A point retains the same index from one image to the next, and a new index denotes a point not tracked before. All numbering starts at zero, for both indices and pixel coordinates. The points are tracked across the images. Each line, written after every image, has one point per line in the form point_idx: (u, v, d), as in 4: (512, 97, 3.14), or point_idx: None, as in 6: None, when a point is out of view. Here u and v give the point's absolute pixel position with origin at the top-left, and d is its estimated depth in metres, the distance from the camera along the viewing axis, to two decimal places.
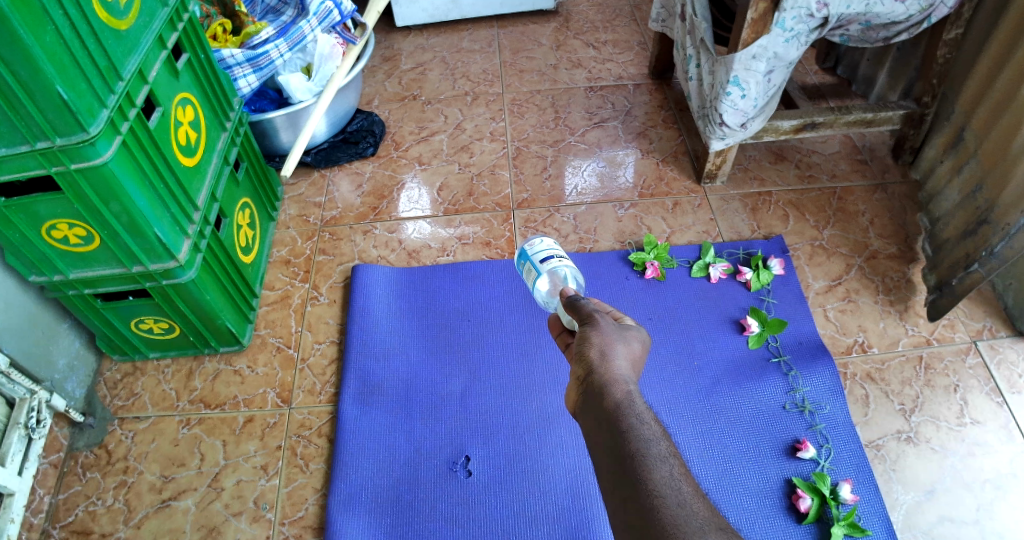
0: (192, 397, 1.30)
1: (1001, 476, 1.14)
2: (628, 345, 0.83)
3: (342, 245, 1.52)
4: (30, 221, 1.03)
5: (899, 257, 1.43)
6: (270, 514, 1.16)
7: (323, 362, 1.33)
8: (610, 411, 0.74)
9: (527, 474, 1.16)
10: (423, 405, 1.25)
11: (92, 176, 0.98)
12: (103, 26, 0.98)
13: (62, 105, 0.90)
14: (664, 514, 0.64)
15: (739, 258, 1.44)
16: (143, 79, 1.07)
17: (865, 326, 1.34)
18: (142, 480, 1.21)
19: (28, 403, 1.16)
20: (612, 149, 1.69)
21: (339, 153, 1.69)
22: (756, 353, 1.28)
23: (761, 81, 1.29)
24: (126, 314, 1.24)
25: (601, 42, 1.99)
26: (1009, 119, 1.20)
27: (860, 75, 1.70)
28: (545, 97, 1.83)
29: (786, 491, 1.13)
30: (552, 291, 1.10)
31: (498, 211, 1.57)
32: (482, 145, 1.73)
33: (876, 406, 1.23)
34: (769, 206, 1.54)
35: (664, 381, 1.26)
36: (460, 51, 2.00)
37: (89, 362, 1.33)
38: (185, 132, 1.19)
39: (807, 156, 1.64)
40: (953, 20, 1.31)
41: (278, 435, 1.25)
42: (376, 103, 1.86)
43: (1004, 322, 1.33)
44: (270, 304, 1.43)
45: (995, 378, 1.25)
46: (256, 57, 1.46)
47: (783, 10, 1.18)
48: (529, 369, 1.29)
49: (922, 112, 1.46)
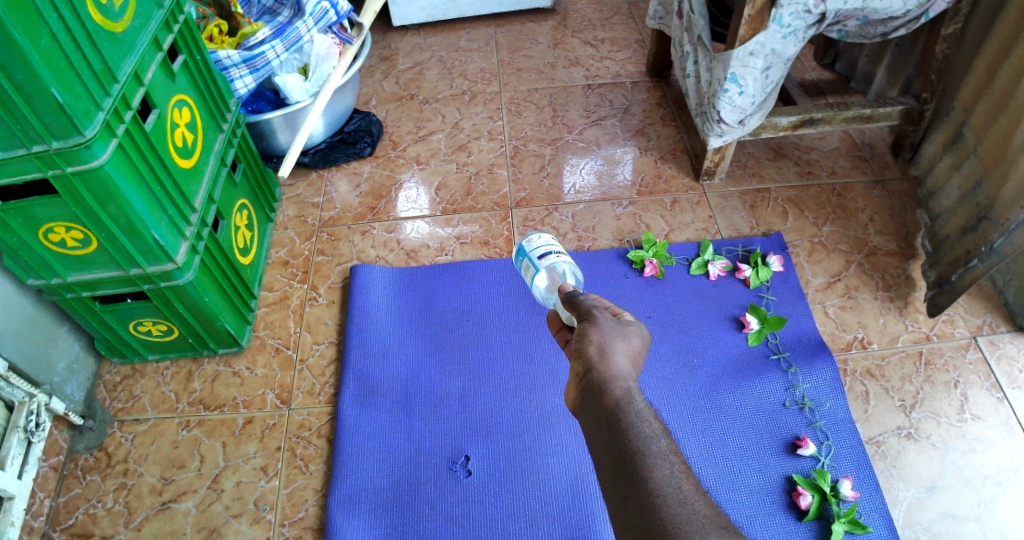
0: (192, 399, 1.30)
1: (1001, 472, 1.14)
2: (627, 342, 0.83)
3: (341, 246, 1.52)
4: (27, 224, 1.03)
5: (898, 253, 1.43)
6: (270, 516, 1.16)
7: (322, 363, 1.33)
8: (610, 409, 0.74)
9: (527, 474, 1.16)
10: (423, 405, 1.25)
11: (89, 179, 0.98)
12: (98, 28, 0.98)
13: (58, 108, 0.90)
14: (665, 513, 0.64)
15: (739, 255, 1.43)
16: (139, 81, 1.07)
17: (865, 322, 1.33)
18: (142, 482, 1.21)
19: (27, 406, 1.15)
20: (610, 147, 1.69)
21: (337, 153, 1.68)
22: (756, 350, 1.28)
23: (759, 78, 1.29)
24: (125, 316, 1.24)
25: (599, 40, 1.98)
26: (1008, 115, 1.20)
27: (859, 71, 1.69)
28: (543, 96, 1.83)
29: (786, 489, 1.12)
30: (551, 286, 1.11)
31: (496, 210, 1.56)
32: (480, 144, 1.72)
33: (876, 403, 1.23)
34: (768, 203, 1.54)
35: (664, 379, 1.25)
36: (458, 50, 2.00)
37: (88, 365, 1.33)
38: (181, 134, 1.19)
39: (806, 152, 1.64)
40: (952, 14, 1.31)
41: (278, 437, 1.24)
42: (374, 103, 1.86)
43: (1004, 317, 1.32)
44: (269, 305, 1.43)
45: (995, 374, 1.25)
46: (252, 57, 1.46)
47: (779, 7, 1.18)
48: (529, 368, 1.29)
49: (922, 108, 1.46)
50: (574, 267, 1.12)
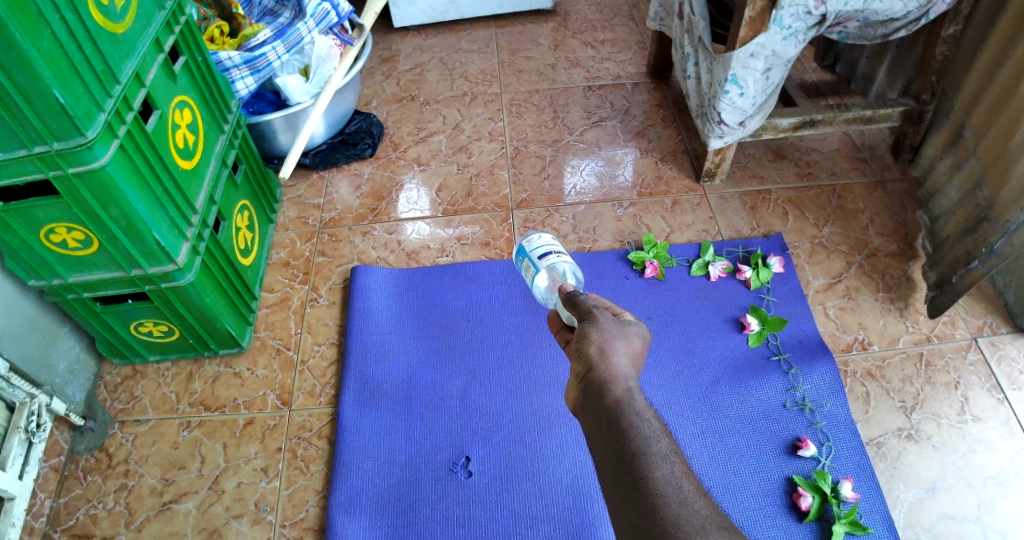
0: (192, 400, 1.30)
1: (1002, 473, 1.14)
2: (628, 341, 0.83)
3: (341, 247, 1.52)
4: (28, 225, 1.03)
5: (899, 254, 1.43)
6: (270, 517, 1.16)
7: (322, 364, 1.33)
8: (611, 409, 0.74)
9: (528, 475, 1.16)
10: (424, 407, 1.25)
11: (90, 180, 0.98)
12: (99, 29, 0.98)
13: (60, 109, 0.90)
14: (665, 513, 0.64)
15: (739, 256, 1.43)
16: (140, 83, 1.07)
17: (866, 324, 1.33)
18: (143, 483, 1.21)
19: (28, 407, 1.16)
20: (611, 148, 1.69)
21: (338, 154, 1.69)
22: (757, 352, 1.28)
23: (759, 80, 1.29)
24: (125, 317, 1.24)
25: (599, 42, 1.98)
26: (1008, 115, 1.20)
27: (859, 72, 1.69)
28: (543, 97, 1.83)
29: (786, 490, 1.13)
30: (551, 286, 1.12)
31: (497, 211, 1.57)
32: (480, 145, 1.72)
33: (876, 404, 1.23)
34: (769, 204, 1.54)
35: (665, 380, 1.25)
36: (458, 52, 2.00)
37: (89, 366, 1.33)
38: (182, 135, 1.19)
39: (807, 154, 1.64)
40: (952, 16, 1.31)
41: (278, 438, 1.24)
42: (374, 104, 1.86)
43: (1005, 318, 1.32)
44: (269, 306, 1.43)
45: (996, 375, 1.25)
46: (253, 59, 1.46)
47: (780, 8, 1.18)
48: (529, 369, 1.29)
49: (922, 108, 1.46)
50: (574, 267, 1.12)
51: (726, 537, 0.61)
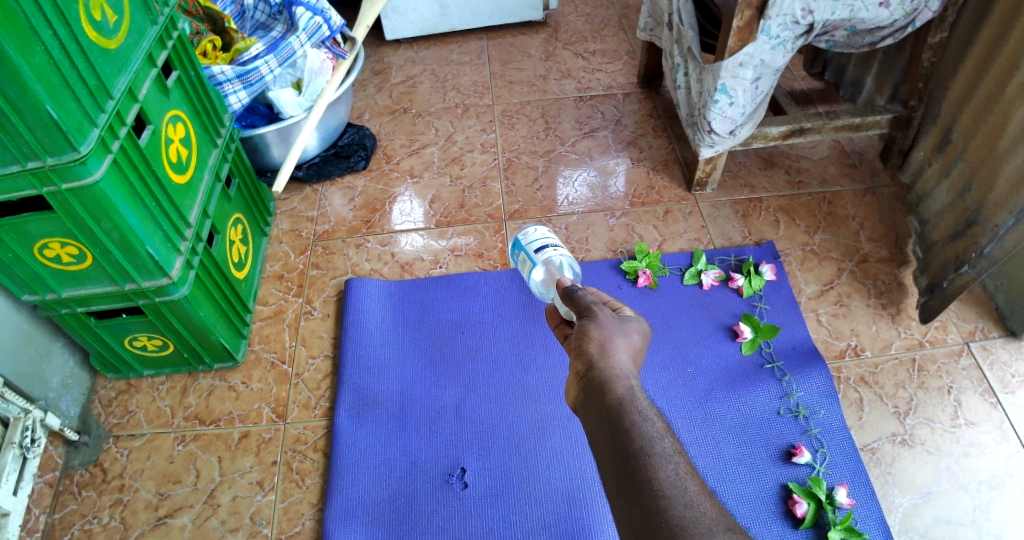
0: (187, 413, 1.30)
1: (996, 477, 1.14)
2: (627, 338, 0.83)
3: (335, 259, 1.52)
4: (21, 241, 1.03)
5: (889, 259, 1.44)
6: (266, 530, 1.16)
7: (317, 376, 1.33)
8: (612, 410, 0.74)
9: (524, 484, 1.16)
10: (419, 417, 1.25)
11: (83, 195, 0.99)
12: (92, 45, 0.99)
13: (53, 124, 0.91)
14: (670, 515, 0.64)
15: (731, 264, 1.44)
16: (133, 97, 1.08)
17: (858, 329, 1.34)
18: (138, 497, 1.21)
19: (22, 422, 1.15)
20: (603, 158, 1.70)
21: (331, 167, 1.69)
22: (750, 359, 1.29)
23: (748, 88, 1.30)
24: (119, 331, 1.24)
25: (590, 52, 2.00)
26: (996, 121, 1.21)
27: (848, 79, 1.71)
28: (535, 108, 1.84)
29: (781, 497, 1.13)
30: (547, 280, 1.11)
31: (490, 222, 1.57)
32: (473, 157, 1.73)
33: (870, 410, 1.23)
34: (760, 211, 1.55)
35: (659, 388, 1.26)
36: (450, 64, 2.01)
37: (82, 381, 1.32)
38: (176, 149, 1.19)
39: (797, 161, 1.65)
40: (937, 24, 1.33)
41: (274, 451, 1.24)
42: (366, 117, 1.87)
43: (996, 322, 1.33)
44: (263, 319, 1.43)
45: (987, 379, 1.26)
46: (245, 73, 1.47)
47: (768, 18, 1.20)
48: (525, 379, 1.29)
49: (910, 114, 1.47)
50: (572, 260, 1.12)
51: (732, 538, 0.61)
